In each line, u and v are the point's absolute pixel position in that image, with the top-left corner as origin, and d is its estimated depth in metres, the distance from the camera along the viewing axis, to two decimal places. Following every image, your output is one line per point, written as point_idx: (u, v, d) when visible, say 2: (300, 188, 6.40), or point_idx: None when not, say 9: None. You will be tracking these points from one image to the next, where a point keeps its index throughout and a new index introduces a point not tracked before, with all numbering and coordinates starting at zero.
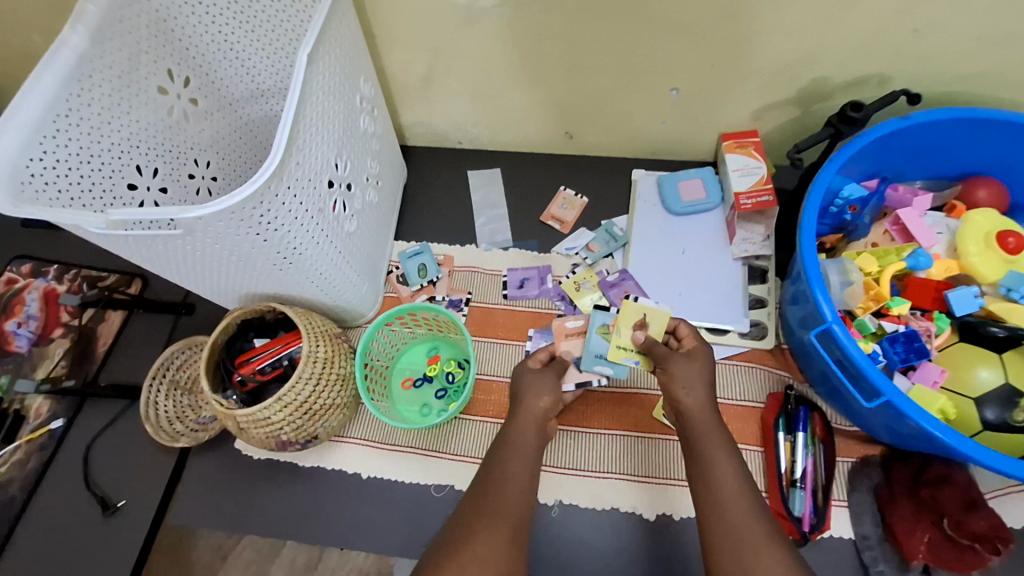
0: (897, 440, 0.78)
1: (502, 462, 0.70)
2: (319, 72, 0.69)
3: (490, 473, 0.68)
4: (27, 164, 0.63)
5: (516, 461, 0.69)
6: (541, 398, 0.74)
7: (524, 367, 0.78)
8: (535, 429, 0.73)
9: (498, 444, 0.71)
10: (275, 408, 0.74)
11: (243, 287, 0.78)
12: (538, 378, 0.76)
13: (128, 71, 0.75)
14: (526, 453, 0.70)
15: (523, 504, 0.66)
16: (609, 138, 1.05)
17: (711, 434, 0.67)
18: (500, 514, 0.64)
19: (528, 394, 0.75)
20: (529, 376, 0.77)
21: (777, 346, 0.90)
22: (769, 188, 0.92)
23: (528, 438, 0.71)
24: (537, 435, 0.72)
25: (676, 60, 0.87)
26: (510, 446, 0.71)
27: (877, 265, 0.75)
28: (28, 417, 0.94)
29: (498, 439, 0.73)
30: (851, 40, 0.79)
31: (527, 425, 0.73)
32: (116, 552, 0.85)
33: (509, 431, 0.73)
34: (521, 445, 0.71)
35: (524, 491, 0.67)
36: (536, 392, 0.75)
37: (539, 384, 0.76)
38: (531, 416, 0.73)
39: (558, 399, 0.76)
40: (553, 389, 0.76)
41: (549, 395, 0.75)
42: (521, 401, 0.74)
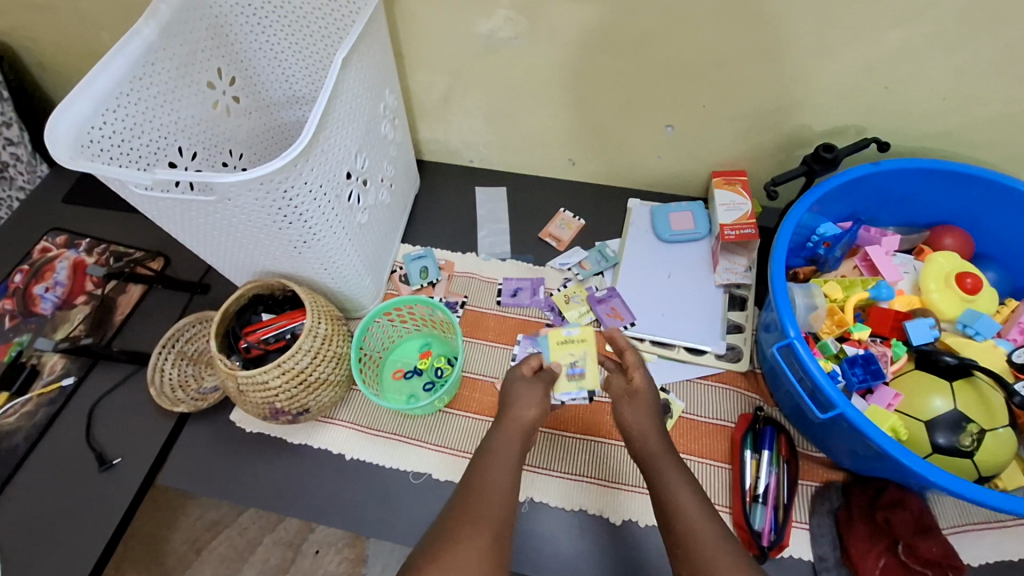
0: (858, 465, 0.81)
1: (485, 468, 0.72)
2: (351, 77, 0.78)
3: (473, 481, 0.71)
4: (88, 130, 0.72)
5: (499, 469, 0.72)
6: (529, 408, 0.78)
7: (516, 375, 0.83)
8: (521, 444, 0.76)
9: (483, 451, 0.75)
10: (274, 372, 0.80)
11: (259, 261, 0.85)
12: (527, 389, 0.81)
13: (184, 64, 0.86)
14: (508, 462, 0.73)
15: (502, 508, 0.68)
16: (610, 168, 1.13)
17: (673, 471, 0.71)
18: (470, 493, 0.69)
19: (519, 404, 0.79)
20: (518, 386, 0.81)
21: (750, 369, 0.95)
22: (752, 222, 0.99)
23: (513, 447, 0.75)
24: (521, 444, 0.76)
25: (671, 100, 0.97)
26: (494, 454, 0.74)
27: (842, 293, 0.80)
28: (42, 371, 1.01)
29: (482, 447, 0.76)
30: (829, 92, 0.88)
31: (513, 436, 0.76)
32: (106, 504, 0.90)
33: (493, 441, 0.76)
34: (505, 453, 0.74)
35: (502, 495, 0.69)
36: (525, 402, 0.79)
37: (529, 394, 0.80)
38: (517, 428, 0.77)
39: (544, 413, 0.80)
40: (541, 401, 0.80)
41: (536, 406, 0.79)
42: (509, 412, 0.78)
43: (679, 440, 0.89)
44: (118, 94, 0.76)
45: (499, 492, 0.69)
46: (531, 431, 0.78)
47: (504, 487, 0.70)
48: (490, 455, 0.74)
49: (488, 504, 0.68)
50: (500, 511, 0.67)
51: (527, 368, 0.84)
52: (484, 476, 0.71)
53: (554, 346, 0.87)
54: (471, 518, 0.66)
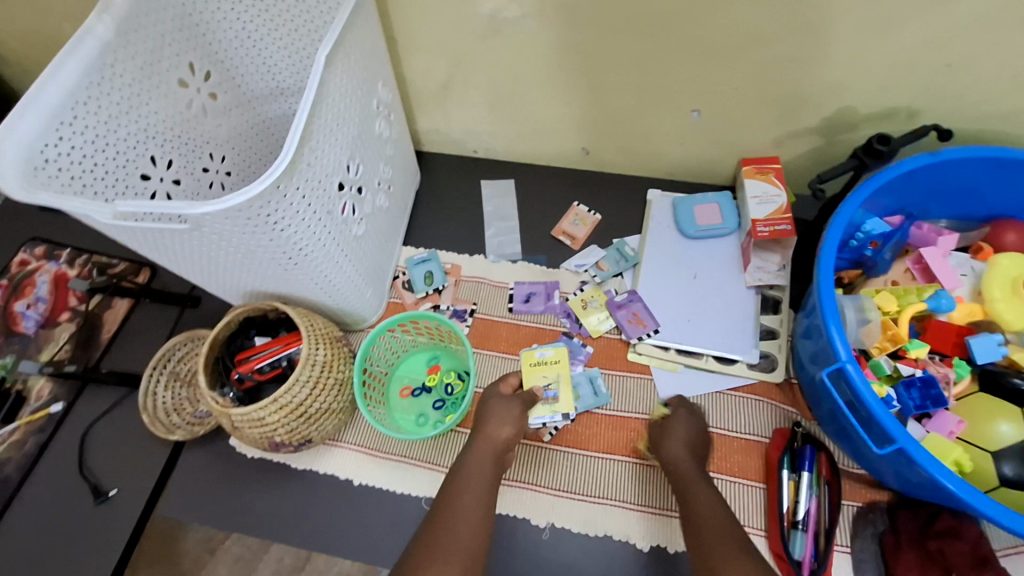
0: (906, 488, 0.74)
1: (457, 490, 0.70)
2: (337, 74, 0.69)
3: (443, 503, 0.69)
4: (42, 150, 0.64)
5: (472, 491, 0.70)
6: (502, 427, 0.78)
7: (492, 395, 0.83)
8: (494, 464, 0.74)
9: (457, 471, 0.73)
10: (270, 409, 0.73)
11: (248, 282, 0.78)
12: (505, 407, 0.80)
13: (149, 62, 0.76)
14: (482, 484, 0.71)
15: (477, 544, 0.65)
16: (628, 156, 1.03)
17: (700, 487, 0.72)
18: (439, 522, 0.67)
19: (491, 422, 0.79)
20: (496, 404, 0.81)
21: (786, 380, 0.87)
22: (787, 217, 0.90)
23: (484, 469, 0.73)
24: (494, 465, 0.74)
25: (698, 83, 0.86)
26: (465, 477, 0.72)
27: (897, 305, 0.71)
28: (29, 398, 0.95)
29: (454, 465, 0.75)
30: (881, 71, 0.78)
31: (485, 457, 0.74)
32: (105, 539, 0.85)
33: (465, 460, 0.75)
34: (476, 475, 0.72)
35: (475, 530, 0.67)
36: (498, 421, 0.78)
37: (505, 412, 0.79)
38: (490, 445, 0.76)
39: (519, 431, 0.79)
40: (516, 420, 0.79)
41: (512, 425, 0.79)
42: (483, 431, 0.77)
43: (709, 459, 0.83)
44: (73, 105, 0.67)
45: (473, 522, 0.67)
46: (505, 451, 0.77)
47: (475, 513, 0.68)
48: (460, 479, 0.72)
49: (456, 532, 0.65)
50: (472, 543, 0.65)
51: (505, 387, 0.85)
52: (453, 501, 0.69)
53: (526, 369, 0.88)
54: (436, 549, 0.63)
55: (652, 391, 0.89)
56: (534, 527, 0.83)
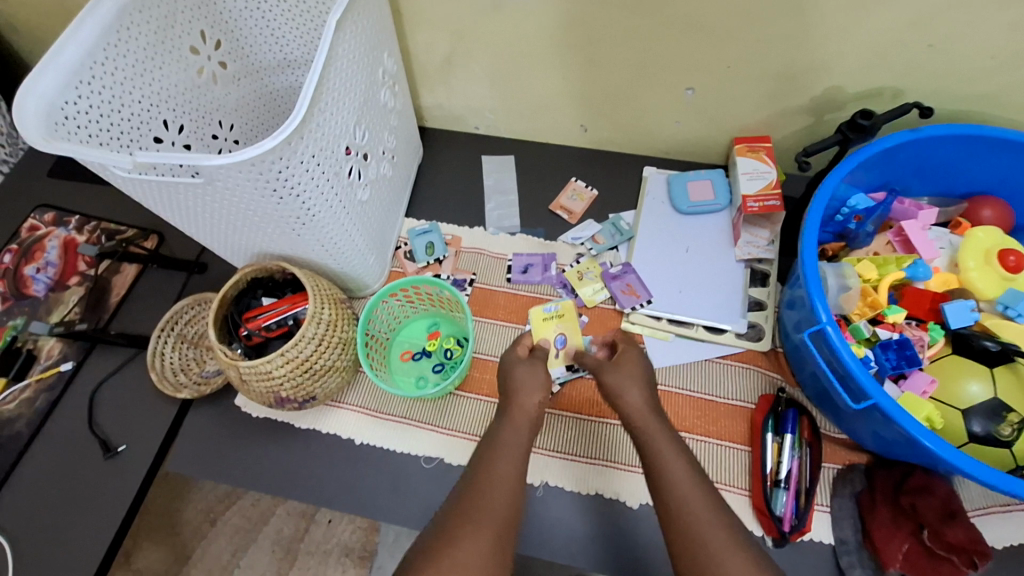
0: (882, 447, 0.78)
1: (491, 459, 0.70)
2: (347, 40, 0.71)
3: (477, 473, 0.69)
4: (62, 106, 0.67)
5: (504, 461, 0.69)
6: (532, 394, 0.76)
7: (513, 361, 0.81)
8: (529, 431, 0.74)
9: (488, 441, 0.72)
10: (278, 362, 0.76)
11: (256, 243, 0.81)
12: (529, 373, 0.79)
13: (164, 27, 0.79)
14: (515, 452, 0.71)
15: (509, 509, 0.65)
16: (624, 133, 1.06)
17: (659, 435, 0.68)
18: (474, 488, 0.66)
19: (520, 391, 0.77)
20: (520, 371, 0.79)
21: (772, 349, 0.91)
22: (776, 193, 0.93)
23: (519, 438, 0.72)
24: (528, 433, 0.73)
25: (693, 60, 0.89)
26: (500, 445, 0.71)
27: (876, 273, 0.75)
28: (39, 357, 0.98)
29: (488, 434, 0.74)
30: (867, 50, 0.81)
31: (519, 425, 0.73)
32: (113, 492, 0.88)
33: (501, 429, 0.74)
34: (510, 444, 0.71)
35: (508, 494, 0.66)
36: (528, 389, 0.77)
37: (532, 379, 0.78)
38: (524, 414, 0.75)
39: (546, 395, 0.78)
40: (544, 385, 0.78)
41: (540, 390, 0.77)
42: (513, 399, 0.76)
43: (696, 422, 0.87)
44: (92, 64, 0.70)
45: (504, 487, 0.67)
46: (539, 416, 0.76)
47: (511, 480, 0.68)
48: (494, 448, 0.71)
49: (490, 500, 0.65)
50: (503, 509, 0.65)
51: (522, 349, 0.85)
52: (489, 469, 0.68)
53: (539, 324, 0.92)
54: (469, 517, 0.63)
55: None
56: (528, 485, 0.86)
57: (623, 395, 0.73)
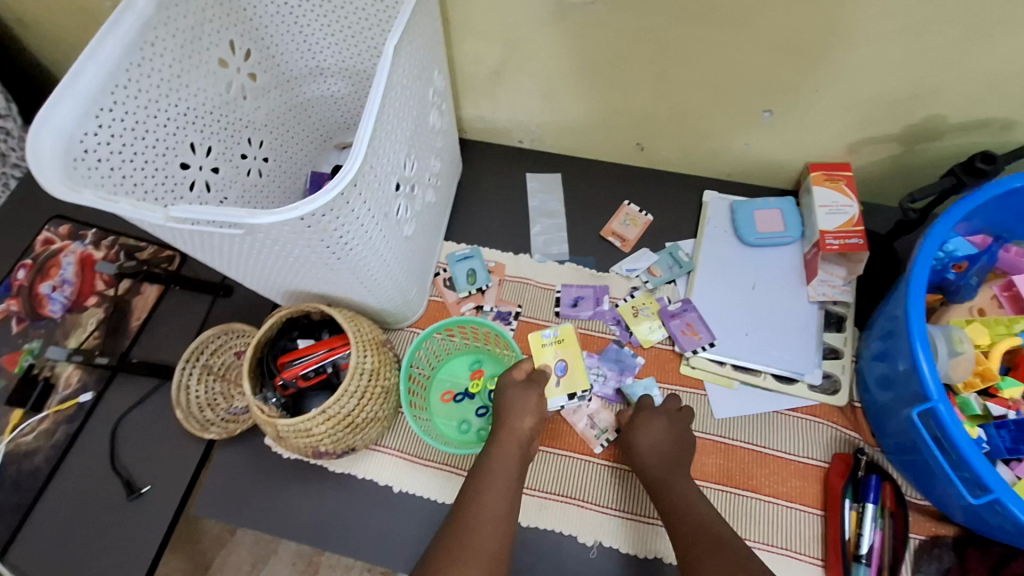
0: (971, 522, 0.71)
1: (478, 490, 0.69)
2: (403, 65, 0.63)
3: (465, 502, 0.68)
4: (81, 138, 0.60)
5: (494, 492, 0.68)
6: (524, 419, 0.75)
7: (507, 383, 0.79)
8: (518, 457, 0.73)
9: (479, 468, 0.71)
10: (318, 420, 0.69)
11: (294, 282, 0.74)
12: (522, 396, 0.77)
13: (191, 40, 0.71)
14: (506, 485, 0.70)
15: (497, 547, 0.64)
16: (685, 154, 0.97)
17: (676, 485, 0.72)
18: (461, 520, 0.66)
19: (511, 414, 0.76)
20: (513, 395, 0.77)
21: (849, 404, 0.83)
22: (859, 230, 0.84)
23: (510, 465, 0.71)
24: (518, 459, 0.73)
25: (776, 81, 0.80)
26: (491, 474, 0.70)
27: (988, 337, 0.67)
28: (57, 385, 0.92)
29: (478, 459, 0.73)
30: (982, 78, 0.73)
31: (510, 450, 0.73)
32: (138, 535, 0.83)
33: (490, 454, 0.73)
34: (500, 473, 0.70)
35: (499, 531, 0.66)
36: (519, 412, 0.76)
37: (524, 403, 0.77)
38: (514, 440, 0.74)
39: (539, 420, 0.77)
40: (536, 408, 0.77)
41: (532, 415, 0.76)
42: (503, 424, 0.75)
43: (765, 482, 0.80)
44: (113, 88, 0.63)
45: (495, 523, 0.66)
46: (528, 441, 0.76)
47: (500, 515, 0.67)
48: (487, 476, 0.70)
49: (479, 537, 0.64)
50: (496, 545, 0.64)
51: (521, 372, 0.80)
52: (477, 501, 0.68)
53: (537, 351, 0.87)
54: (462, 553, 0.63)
55: (705, 407, 0.85)
56: (580, 545, 0.79)
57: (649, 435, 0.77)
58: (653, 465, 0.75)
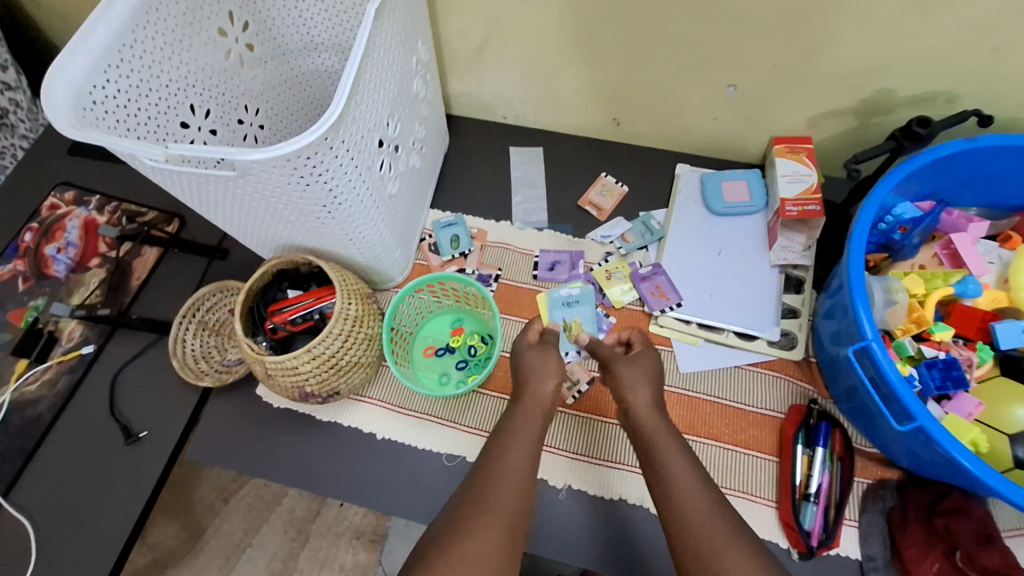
0: (915, 465, 0.77)
1: (502, 452, 0.69)
2: (386, 30, 0.68)
3: (488, 463, 0.67)
4: (90, 91, 0.65)
5: (518, 453, 0.68)
6: (546, 382, 0.75)
7: (526, 347, 0.80)
8: (540, 419, 0.73)
9: (502, 430, 0.71)
10: (304, 358, 0.75)
11: (284, 235, 0.79)
12: (540, 359, 0.77)
13: (192, 8, 0.77)
14: (530, 443, 0.69)
15: (519, 500, 0.64)
16: (658, 129, 1.03)
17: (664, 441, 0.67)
18: (485, 478, 0.65)
19: (533, 378, 0.76)
20: (532, 357, 0.78)
21: (805, 359, 0.89)
22: (817, 197, 0.90)
23: (532, 427, 0.71)
24: (542, 421, 0.73)
25: (738, 57, 0.86)
26: (513, 435, 0.70)
27: (924, 288, 0.72)
28: (60, 339, 0.97)
29: (501, 424, 0.73)
30: (926, 53, 0.79)
31: (533, 414, 0.73)
32: (134, 477, 0.88)
33: (513, 418, 0.73)
34: (525, 434, 0.70)
35: (521, 487, 0.65)
36: (540, 377, 0.76)
37: (544, 365, 0.76)
38: (537, 404, 0.74)
39: (561, 382, 0.77)
40: (557, 370, 0.76)
41: (554, 377, 0.76)
42: (528, 389, 0.75)
43: (724, 430, 0.85)
44: (120, 47, 0.69)
45: (516, 478, 0.66)
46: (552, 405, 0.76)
47: (523, 472, 0.67)
48: (509, 436, 0.70)
49: (502, 492, 0.64)
50: (516, 500, 0.64)
51: (531, 335, 0.83)
52: (501, 460, 0.67)
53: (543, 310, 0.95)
54: (482, 507, 0.62)
55: (671, 362, 0.90)
56: (551, 488, 0.85)
57: (631, 393, 0.72)
58: (643, 422, 0.70)
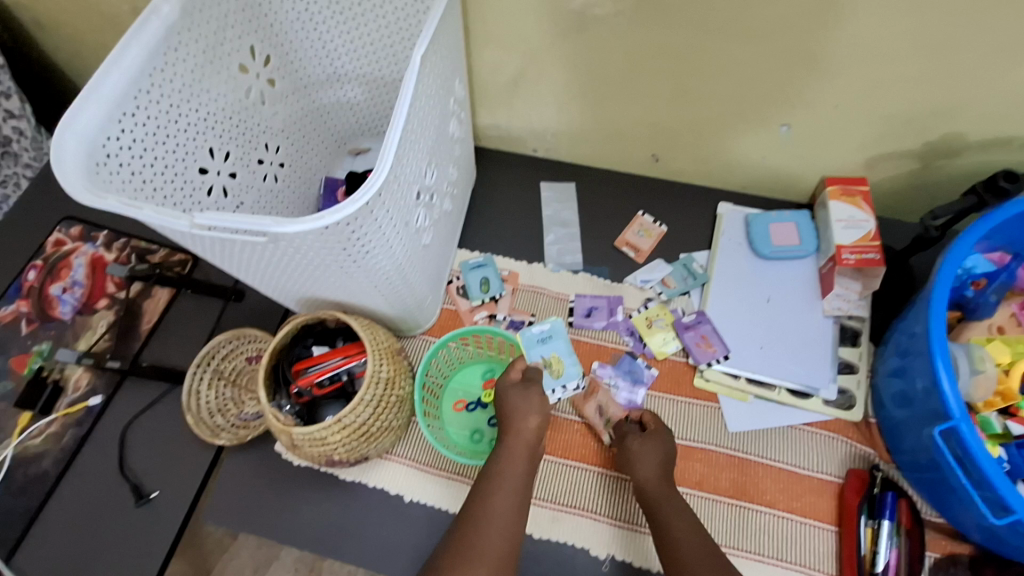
0: (988, 540, 0.71)
1: (488, 494, 0.68)
2: (428, 76, 0.63)
3: (474, 507, 0.68)
4: (103, 143, 0.60)
5: (505, 496, 0.68)
6: (528, 419, 0.75)
7: (505, 386, 0.78)
8: (526, 460, 0.72)
9: (490, 472, 0.71)
10: (333, 429, 0.69)
11: (311, 290, 0.73)
12: (521, 398, 0.76)
13: (212, 45, 0.71)
14: (517, 487, 0.69)
15: (507, 549, 0.65)
16: (701, 167, 0.97)
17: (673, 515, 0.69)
18: (469, 523, 0.66)
19: (516, 416, 0.75)
20: (513, 397, 0.77)
21: (864, 420, 0.83)
22: (875, 245, 0.84)
23: (519, 468, 0.71)
24: (528, 461, 0.72)
25: (793, 96, 0.81)
26: (499, 477, 0.70)
27: (1009, 356, 0.66)
28: (66, 389, 0.92)
29: (486, 466, 0.72)
30: (1006, 97, 0.73)
31: (518, 453, 0.72)
32: (145, 542, 0.82)
33: (500, 457, 0.72)
34: (511, 476, 0.70)
35: (508, 535, 0.66)
36: (522, 414, 0.75)
37: (527, 403, 0.76)
38: (523, 442, 0.73)
39: (544, 419, 0.76)
40: (538, 407, 0.76)
41: (534, 413, 0.76)
42: (510, 427, 0.74)
43: (778, 496, 0.79)
44: (136, 93, 0.63)
45: (504, 524, 0.66)
46: (536, 442, 0.75)
47: (510, 517, 0.67)
48: (495, 479, 0.70)
49: (486, 537, 0.64)
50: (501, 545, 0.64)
51: (515, 373, 0.80)
52: (486, 503, 0.67)
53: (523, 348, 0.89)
54: (466, 553, 0.63)
55: (719, 420, 0.84)
56: (594, 559, 0.79)
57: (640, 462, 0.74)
58: (649, 491, 0.72)
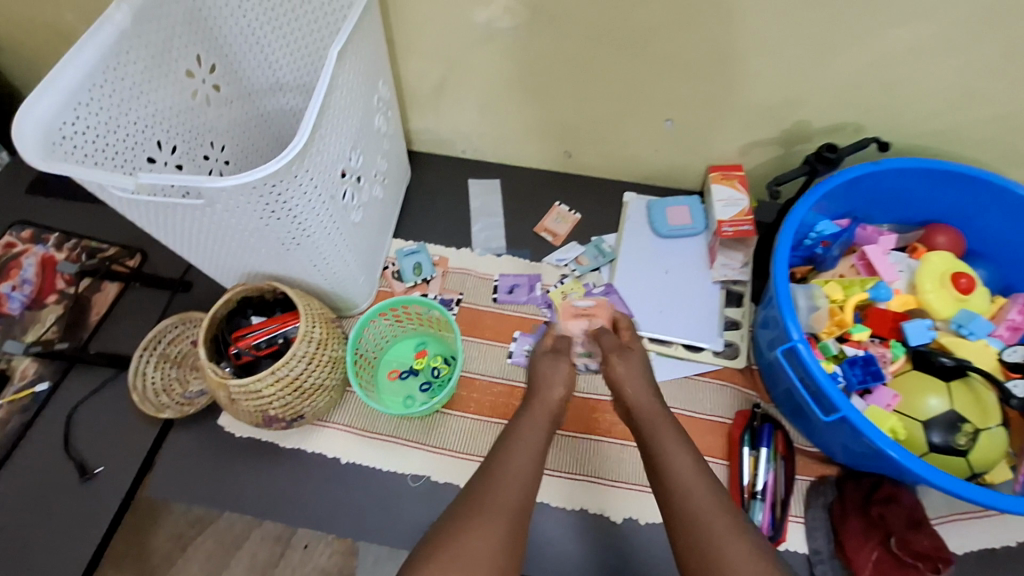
0: (852, 461, 0.82)
1: (507, 453, 0.67)
2: (348, 70, 0.74)
3: (491, 464, 0.66)
4: (60, 127, 0.68)
5: (523, 455, 0.67)
6: (554, 388, 0.75)
7: (538, 355, 0.80)
8: (547, 422, 0.72)
9: (509, 433, 0.70)
10: (267, 382, 0.77)
11: (249, 264, 0.82)
12: (552, 366, 0.77)
13: (160, 52, 0.81)
14: (537, 447, 0.68)
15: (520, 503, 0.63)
16: (607, 161, 1.11)
17: (673, 450, 0.66)
18: (489, 479, 0.64)
19: (544, 384, 0.76)
20: (542, 365, 0.78)
21: (747, 367, 0.95)
22: (749, 219, 0.98)
23: (539, 431, 0.70)
24: (547, 425, 0.72)
25: (669, 95, 0.96)
26: (520, 436, 0.69)
27: (842, 294, 0.81)
28: (13, 378, 0.96)
29: (507, 428, 0.71)
30: (834, 88, 0.89)
31: (540, 416, 0.72)
32: (89, 515, 0.86)
33: (522, 418, 0.72)
34: (530, 437, 0.69)
35: (523, 489, 0.64)
36: (549, 382, 0.76)
37: (554, 372, 0.77)
38: (544, 407, 0.73)
39: (570, 388, 0.77)
40: (567, 378, 0.77)
41: (561, 382, 0.76)
42: (535, 393, 0.75)
43: None
44: (91, 86, 0.72)
45: (519, 480, 0.64)
46: (559, 411, 0.75)
47: (527, 473, 0.65)
48: (513, 441, 0.68)
49: (503, 492, 0.62)
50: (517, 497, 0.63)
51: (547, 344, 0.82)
52: (505, 461, 0.66)
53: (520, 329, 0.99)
54: (484, 507, 0.61)
55: None
56: None
57: (628, 389, 0.73)
58: (648, 421, 0.70)
